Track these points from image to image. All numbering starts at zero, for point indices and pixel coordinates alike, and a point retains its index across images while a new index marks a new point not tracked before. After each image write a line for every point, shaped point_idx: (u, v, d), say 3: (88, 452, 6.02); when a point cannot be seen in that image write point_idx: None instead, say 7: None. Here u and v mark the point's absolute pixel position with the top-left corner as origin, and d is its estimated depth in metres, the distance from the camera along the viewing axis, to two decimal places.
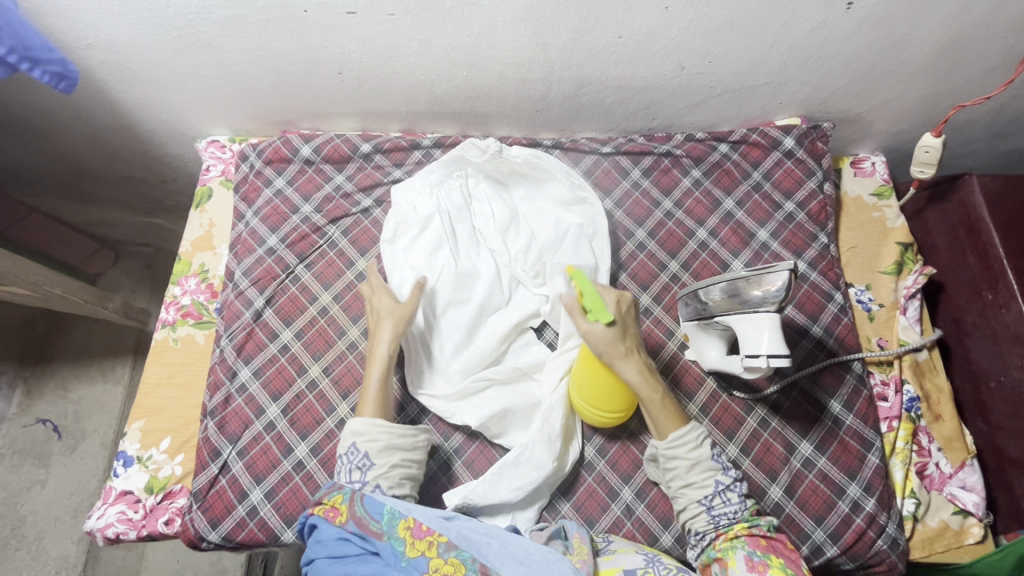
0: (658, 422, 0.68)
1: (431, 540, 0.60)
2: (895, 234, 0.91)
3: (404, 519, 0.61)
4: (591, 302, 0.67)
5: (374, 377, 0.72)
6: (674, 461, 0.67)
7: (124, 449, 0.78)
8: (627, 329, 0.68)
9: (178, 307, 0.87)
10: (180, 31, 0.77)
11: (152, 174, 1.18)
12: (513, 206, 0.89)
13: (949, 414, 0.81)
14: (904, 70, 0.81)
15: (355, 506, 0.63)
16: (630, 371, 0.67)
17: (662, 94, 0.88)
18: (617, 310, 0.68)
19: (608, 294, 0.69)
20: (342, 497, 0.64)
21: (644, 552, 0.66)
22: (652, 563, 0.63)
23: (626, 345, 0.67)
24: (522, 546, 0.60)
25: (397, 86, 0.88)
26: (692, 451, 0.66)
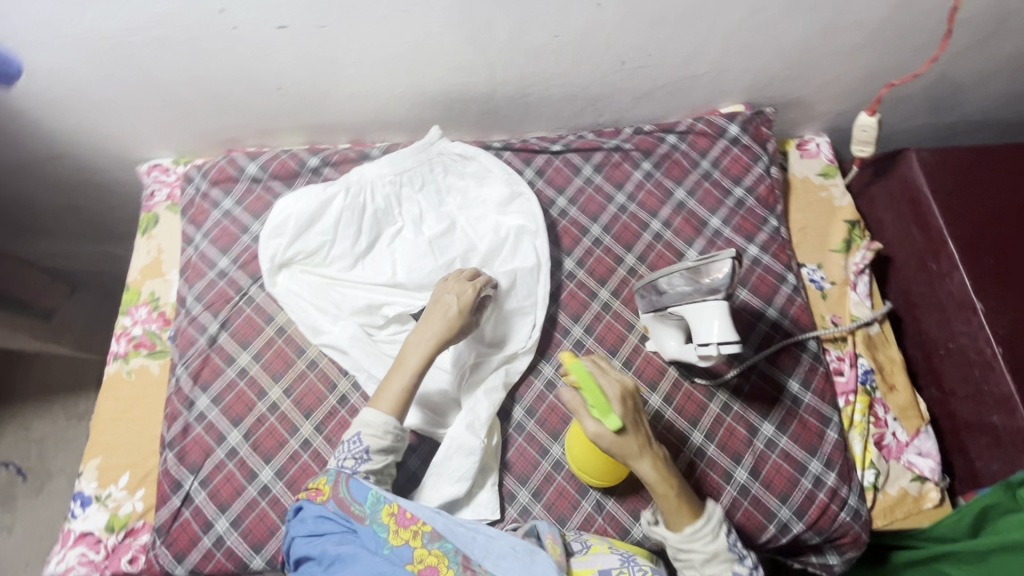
0: (675, 514, 0.65)
1: (415, 529, 0.61)
2: (843, 213, 0.94)
3: (388, 505, 0.62)
4: (598, 404, 0.61)
5: (405, 373, 0.71)
6: (689, 555, 0.65)
7: (80, 489, 0.76)
8: (637, 426, 0.63)
9: (130, 338, 0.85)
10: (106, 55, 0.75)
11: (98, 201, 1.14)
12: (449, 206, 0.89)
13: (902, 384, 0.83)
14: (837, 53, 0.83)
15: (339, 488, 0.64)
16: (643, 472, 0.63)
17: (607, 89, 0.88)
18: (625, 409, 0.62)
19: (609, 385, 0.63)
20: (327, 479, 0.66)
21: (619, 551, 0.66)
22: (627, 563, 0.64)
23: (638, 444, 0.63)
24: (506, 544, 0.62)
25: (340, 98, 0.87)
26: (709, 543, 0.65)
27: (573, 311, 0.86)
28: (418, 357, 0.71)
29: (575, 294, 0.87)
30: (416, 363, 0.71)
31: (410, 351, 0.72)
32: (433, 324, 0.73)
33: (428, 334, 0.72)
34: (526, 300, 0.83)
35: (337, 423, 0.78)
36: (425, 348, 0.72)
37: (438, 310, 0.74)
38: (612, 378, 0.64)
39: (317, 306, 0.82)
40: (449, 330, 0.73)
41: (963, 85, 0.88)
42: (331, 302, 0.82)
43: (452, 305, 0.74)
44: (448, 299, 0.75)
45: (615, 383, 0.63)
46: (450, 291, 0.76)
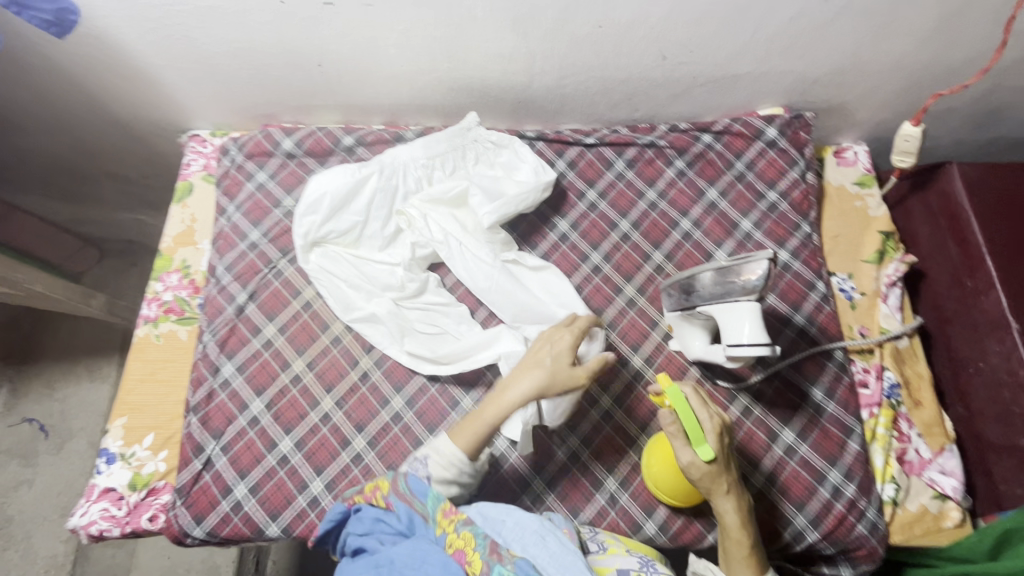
0: (736, 563, 0.63)
1: (452, 516, 0.59)
2: (877, 223, 0.92)
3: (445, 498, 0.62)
4: (694, 433, 0.62)
5: (490, 417, 0.66)
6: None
7: (106, 446, 0.78)
8: (725, 464, 0.63)
9: (160, 303, 0.87)
10: (156, 22, 0.76)
11: (134, 168, 1.16)
12: None
13: (928, 400, 0.82)
14: (883, 60, 0.81)
15: (400, 483, 0.63)
16: (724, 510, 0.63)
17: (645, 85, 0.87)
18: (724, 444, 0.64)
19: (707, 417, 0.64)
20: (386, 475, 0.65)
21: (636, 554, 0.66)
22: (646, 567, 0.63)
23: (732, 483, 0.64)
24: (536, 526, 0.59)
25: (378, 79, 0.87)
26: None
27: (597, 305, 0.85)
28: (512, 394, 0.67)
29: (595, 286, 0.86)
30: (503, 406, 0.67)
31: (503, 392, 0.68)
32: (527, 373, 0.68)
33: (524, 384, 0.67)
34: (537, 287, 0.84)
35: (358, 399, 0.79)
36: (512, 396, 0.67)
37: (541, 352, 0.70)
38: (714, 408, 0.65)
39: (345, 284, 0.83)
40: (549, 384, 0.67)
41: (1013, 100, 0.86)
42: (359, 281, 0.83)
43: (561, 356, 0.69)
44: (561, 339, 0.71)
45: (715, 416, 0.64)
46: (557, 339, 0.71)
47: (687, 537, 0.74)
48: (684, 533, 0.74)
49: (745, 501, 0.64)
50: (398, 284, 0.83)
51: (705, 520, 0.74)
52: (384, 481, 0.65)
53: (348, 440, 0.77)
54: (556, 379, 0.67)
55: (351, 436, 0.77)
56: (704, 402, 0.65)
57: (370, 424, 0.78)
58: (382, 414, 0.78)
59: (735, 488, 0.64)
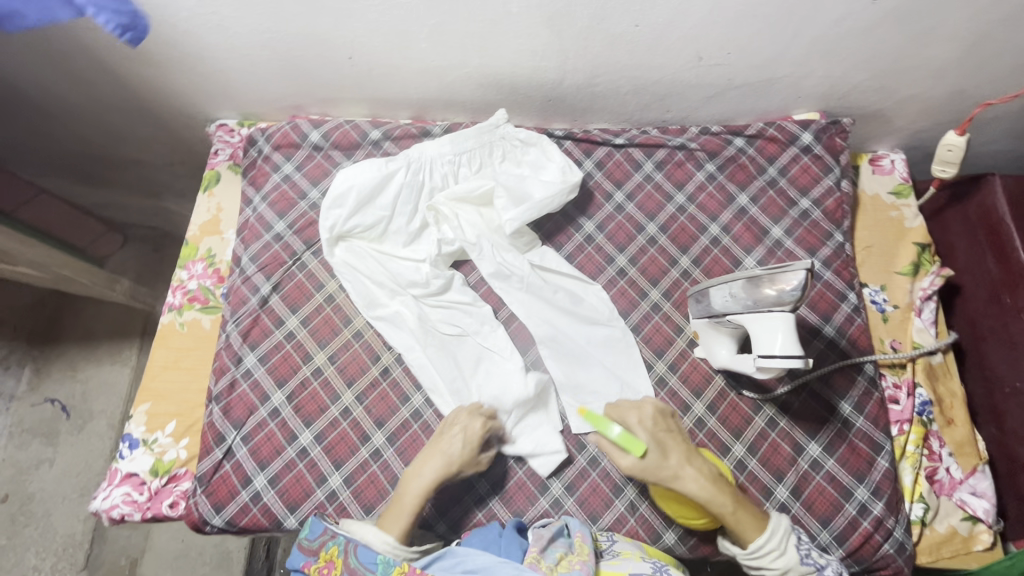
0: (738, 530, 0.64)
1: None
2: (913, 234, 0.89)
3: (397, 565, 0.60)
4: (621, 437, 0.65)
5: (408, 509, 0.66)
6: (761, 569, 0.65)
7: (129, 431, 0.78)
8: (665, 446, 0.65)
9: (185, 291, 0.87)
10: (191, 12, 0.76)
11: (161, 156, 1.17)
12: None
13: (961, 419, 0.80)
14: (927, 67, 0.79)
15: (351, 557, 0.62)
16: (691, 491, 0.64)
17: (678, 85, 0.86)
18: (648, 432, 0.66)
19: (628, 417, 0.68)
20: (338, 548, 0.63)
21: (651, 560, 0.65)
22: (659, 572, 0.63)
23: (685, 462, 0.65)
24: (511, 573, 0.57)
25: (408, 73, 0.86)
26: (778, 559, 0.64)
27: (622, 308, 0.84)
28: (422, 478, 0.68)
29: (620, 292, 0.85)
30: (417, 491, 0.67)
31: (415, 476, 0.68)
32: (433, 457, 0.69)
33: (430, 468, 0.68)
34: (560, 295, 0.83)
35: (378, 395, 0.79)
36: (427, 481, 0.68)
37: (444, 441, 0.70)
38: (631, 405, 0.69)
39: (372, 281, 0.83)
40: (460, 466, 0.69)
41: None
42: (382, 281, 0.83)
43: (469, 439, 0.70)
44: (458, 424, 0.72)
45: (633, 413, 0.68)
46: (457, 424, 0.72)
47: (707, 548, 0.72)
48: (704, 544, 0.73)
49: (706, 471, 0.65)
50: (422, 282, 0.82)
51: None
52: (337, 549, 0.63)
53: (367, 435, 0.77)
54: (465, 463, 0.70)
55: (371, 431, 0.77)
56: (634, 410, 0.68)
57: (390, 421, 0.78)
58: (402, 410, 0.78)
59: (689, 464, 0.65)
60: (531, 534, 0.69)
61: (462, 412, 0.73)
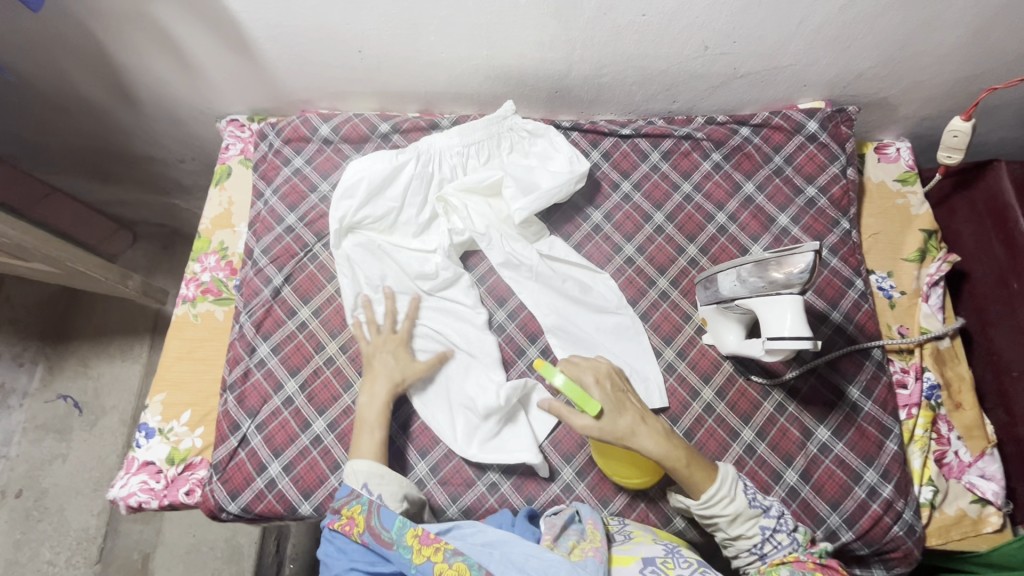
0: (691, 483, 0.65)
1: (437, 546, 0.60)
2: (919, 221, 0.90)
3: (414, 527, 0.62)
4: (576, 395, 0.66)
5: (374, 428, 0.71)
6: (714, 518, 0.65)
7: (146, 421, 0.80)
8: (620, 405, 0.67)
9: (199, 284, 0.88)
10: (203, 6, 0.77)
11: (171, 152, 1.18)
12: None
13: (969, 403, 0.80)
14: (933, 54, 0.79)
15: (372, 516, 0.63)
16: (647, 447, 0.65)
17: (684, 75, 0.86)
18: (604, 395, 0.67)
19: (584, 376, 0.69)
20: (360, 507, 0.65)
21: (663, 542, 0.66)
22: (671, 553, 0.63)
23: (637, 420, 0.66)
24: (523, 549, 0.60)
25: (416, 66, 0.87)
26: (727, 506, 0.64)
27: (630, 296, 0.85)
28: (376, 400, 0.73)
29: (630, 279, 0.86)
30: (375, 412, 0.72)
31: (369, 400, 0.73)
32: (377, 380, 0.74)
33: (375, 386, 0.74)
34: (569, 283, 0.84)
35: None
36: (380, 404, 0.73)
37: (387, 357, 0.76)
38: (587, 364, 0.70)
39: (367, 283, 0.82)
40: (403, 376, 0.75)
41: None
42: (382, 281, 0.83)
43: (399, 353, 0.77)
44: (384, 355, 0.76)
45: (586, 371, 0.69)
46: (384, 350, 0.77)
47: None
48: None
49: (654, 429, 0.66)
50: (432, 275, 0.83)
51: None
52: (359, 510, 0.64)
53: None
54: (406, 372, 0.76)
55: None
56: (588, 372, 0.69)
57: (403, 408, 0.79)
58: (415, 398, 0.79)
59: (643, 423, 0.66)
60: (543, 520, 0.69)
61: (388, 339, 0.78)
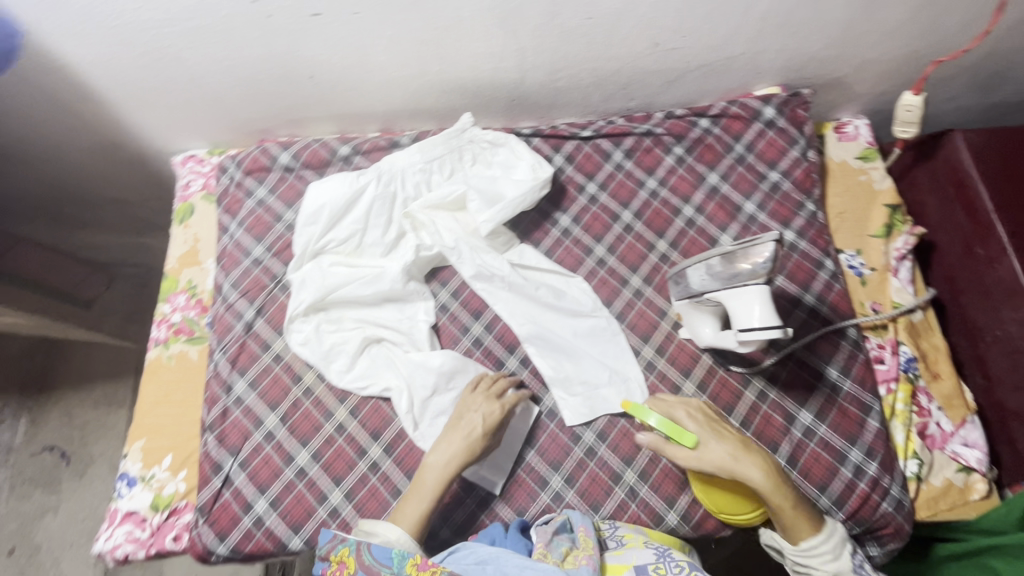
0: (793, 527, 0.65)
1: (434, 570, 0.58)
2: (883, 196, 0.91)
3: (412, 557, 0.60)
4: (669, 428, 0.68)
5: (424, 497, 0.69)
6: (810, 568, 0.66)
7: (126, 469, 0.78)
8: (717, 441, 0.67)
9: (170, 325, 0.87)
10: (146, 47, 0.76)
11: (135, 193, 1.17)
12: None
13: (946, 372, 0.81)
14: (878, 31, 0.80)
15: (364, 554, 0.62)
16: (752, 477, 0.65)
17: (638, 73, 0.87)
18: (698, 425, 0.69)
19: (675, 411, 0.71)
20: (349, 549, 0.64)
21: (654, 546, 0.65)
22: (663, 558, 0.62)
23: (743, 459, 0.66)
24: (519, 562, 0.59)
25: (370, 86, 0.87)
26: (828, 562, 0.65)
27: (605, 297, 0.85)
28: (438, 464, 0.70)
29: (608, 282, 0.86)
30: (437, 481, 0.70)
31: (431, 465, 0.71)
32: (454, 442, 0.72)
33: (446, 450, 0.71)
34: (542, 290, 0.84)
35: (372, 408, 0.79)
36: (441, 468, 0.70)
37: (471, 414, 0.74)
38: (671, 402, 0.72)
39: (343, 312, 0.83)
40: (476, 445, 0.71)
41: (1016, 62, 0.84)
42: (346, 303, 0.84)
43: (484, 418, 0.73)
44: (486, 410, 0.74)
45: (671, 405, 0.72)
46: (475, 406, 0.74)
47: (710, 525, 0.73)
48: (707, 521, 0.73)
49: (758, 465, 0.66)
50: (398, 295, 0.83)
51: None
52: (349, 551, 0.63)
53: (364, 449, 0.77)
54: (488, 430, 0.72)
55: (367, 445, 0.77)
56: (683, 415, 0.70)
57: (386, 432, 0.78)
58: (397, 420, 0.78)
59: (745, 453, 0.66)
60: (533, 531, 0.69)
61: (477, 394, 0.76)
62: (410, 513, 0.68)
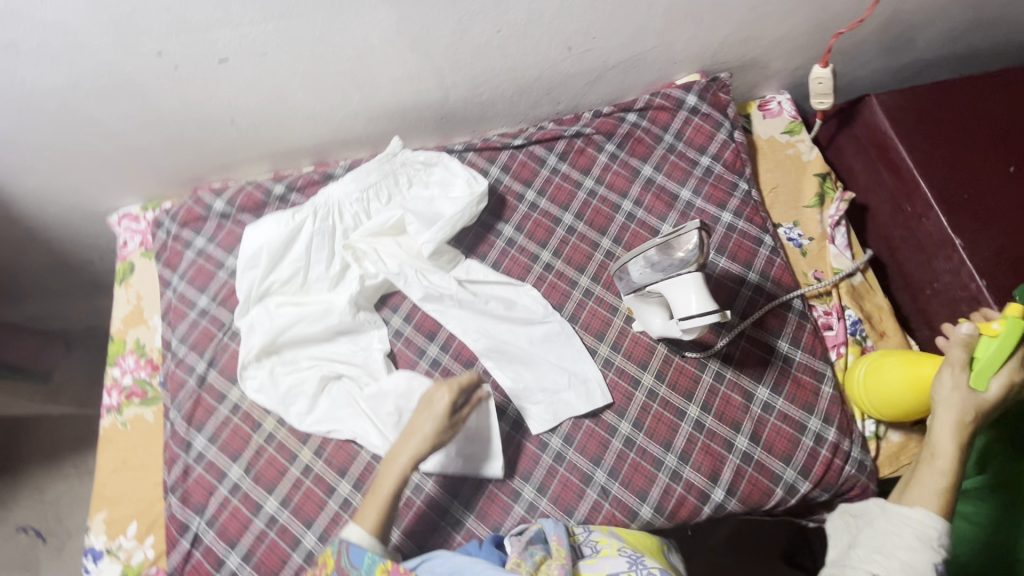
0: None
1: None
2: (812, 167, 0.93)
3: (384, 561, 0.60)
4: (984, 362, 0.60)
5: (384, 493, 0.66)
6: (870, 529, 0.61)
7: (91, 544, 0.76)
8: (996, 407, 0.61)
9: (121, 389, 0.85)
10: (55, 112, 0.75)
11: (77, 258, 1.14)
12: None
13: (892, 329, 0.83)
14: (780, 11, 0.82)
15: (342, 557, 0.61)
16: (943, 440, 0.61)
17: (559, 77, 0.88)
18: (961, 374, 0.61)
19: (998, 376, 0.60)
20: (331, 551, 0.63)
21: (628, 552, 0.64)
22: (635, 566, 0.62)
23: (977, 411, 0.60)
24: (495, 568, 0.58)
25: (295, 123, 0.87)
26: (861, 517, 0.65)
27: (556, 302, 0.85)
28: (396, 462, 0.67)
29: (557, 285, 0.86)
30: (400, 478, 0.66)
31: (390, 461, 0.67)
32: (412, 437, 0.68)
33: (407, 445, 0.67)
34: (492, 303, 0.84)
35: (336, 444, 0.78)
36: (398, 464, 0.67)
37: (426, 406, 0.69)
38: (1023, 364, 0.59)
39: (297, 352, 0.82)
40: (435, 439, 0.67)
41: (915, 23, 0.87)
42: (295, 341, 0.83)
43: (440, 410, 0.68)
44: (438, 399, 0.69)
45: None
46: (430, 397, 0.70)
47: (684, 512, 0.74)
48: (680, 509, 0.74)
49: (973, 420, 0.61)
50: (350, 328, 0.83)
51: (699, 493, 0.74)
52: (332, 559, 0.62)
53: (332, 487, 0.76)
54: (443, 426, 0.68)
55: (335, 482, 0.76)
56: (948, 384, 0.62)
57: (353, 466, 0.77)
58: (362, 454, 0.77)
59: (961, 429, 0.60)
60: (508, 544, 0.68)
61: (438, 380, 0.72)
62: (372, 510, 0.65)
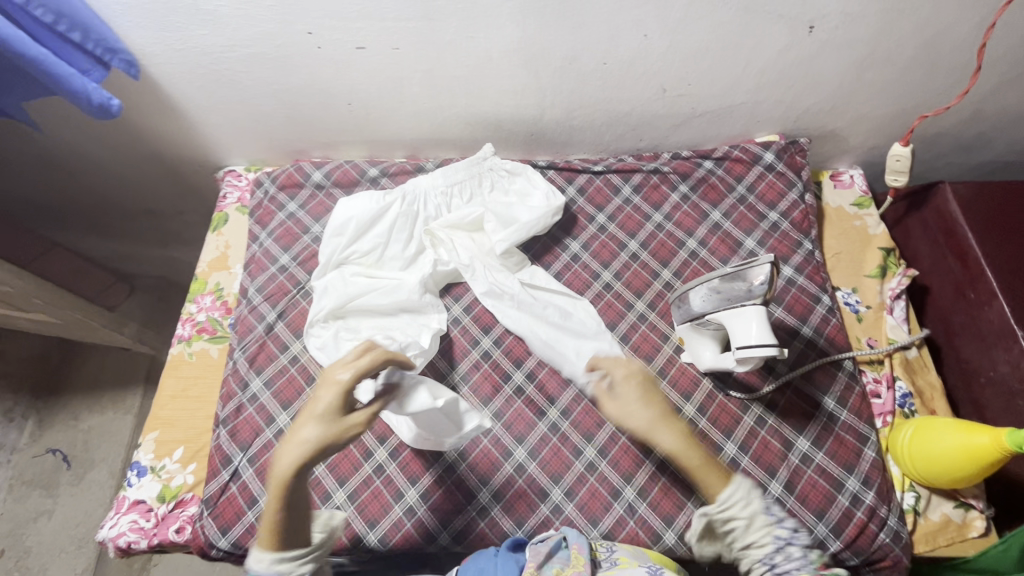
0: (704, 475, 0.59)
1: None
2: (877, 240, 0.96)
3: None
4: None
5: (275, 507, 0.56)
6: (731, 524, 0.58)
7: (138, 459, 0.81)
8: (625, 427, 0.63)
9: (194, 323, 0.91)
10: (206, 68, 0.85)
11: (171, 205, 1.24)
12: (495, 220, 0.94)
13: (943, 410, 0.83)
14: (868, 89, 0.87)
15: None
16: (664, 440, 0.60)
17: (648, 115, 0.94)
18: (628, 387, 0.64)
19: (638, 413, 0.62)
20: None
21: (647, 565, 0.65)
22: None
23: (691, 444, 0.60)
24: None
25: (402, 115, 0.95)
26: (744, 508, 0.58)
27: (609, 320, 0.89)
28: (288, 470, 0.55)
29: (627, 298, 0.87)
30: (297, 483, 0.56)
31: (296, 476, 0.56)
32: (291, 444, 0.56)
33: (291, 451, 0.56)
34: (551, 310, 0.87)
35: None
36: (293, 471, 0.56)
37: (314, 408, 0.57)
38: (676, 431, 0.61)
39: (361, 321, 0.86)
40: (321, 446, 0.56)
41: (997, 123, 0.91)
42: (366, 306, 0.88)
43: (354, 422, 0.57)
44: (327, 394, 0.58)
45: None
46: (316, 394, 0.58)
47: None
48: None
49: (695, 443, 0.60)
50: (414, 307, 0.87)
51: None
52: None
53: (371, 450, 0.80)
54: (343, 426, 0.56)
55: (374, 447, 0.80)
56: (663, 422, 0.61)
57: (393, 435, 0.80)
58: None
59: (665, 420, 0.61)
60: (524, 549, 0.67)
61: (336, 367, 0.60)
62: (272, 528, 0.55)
